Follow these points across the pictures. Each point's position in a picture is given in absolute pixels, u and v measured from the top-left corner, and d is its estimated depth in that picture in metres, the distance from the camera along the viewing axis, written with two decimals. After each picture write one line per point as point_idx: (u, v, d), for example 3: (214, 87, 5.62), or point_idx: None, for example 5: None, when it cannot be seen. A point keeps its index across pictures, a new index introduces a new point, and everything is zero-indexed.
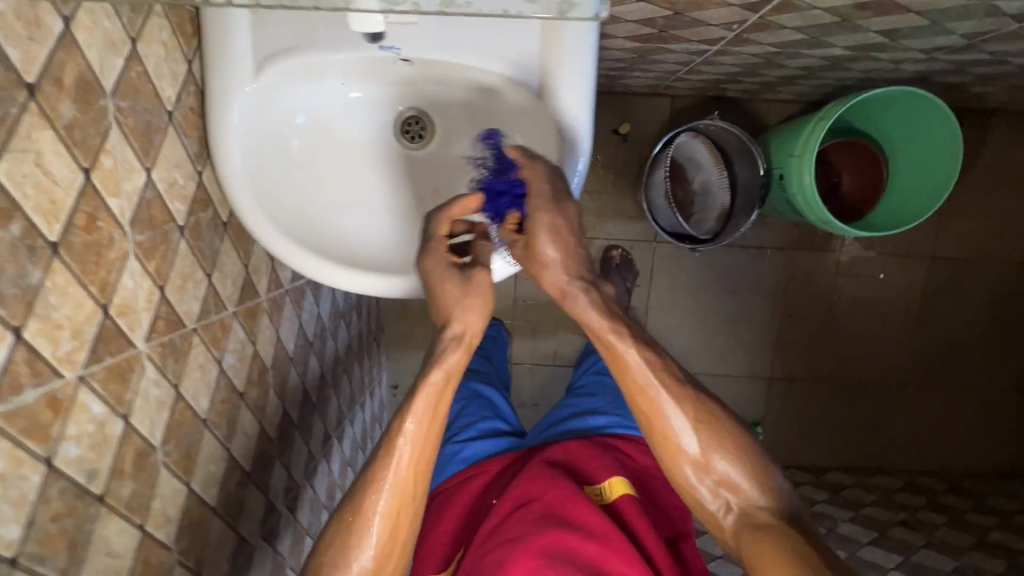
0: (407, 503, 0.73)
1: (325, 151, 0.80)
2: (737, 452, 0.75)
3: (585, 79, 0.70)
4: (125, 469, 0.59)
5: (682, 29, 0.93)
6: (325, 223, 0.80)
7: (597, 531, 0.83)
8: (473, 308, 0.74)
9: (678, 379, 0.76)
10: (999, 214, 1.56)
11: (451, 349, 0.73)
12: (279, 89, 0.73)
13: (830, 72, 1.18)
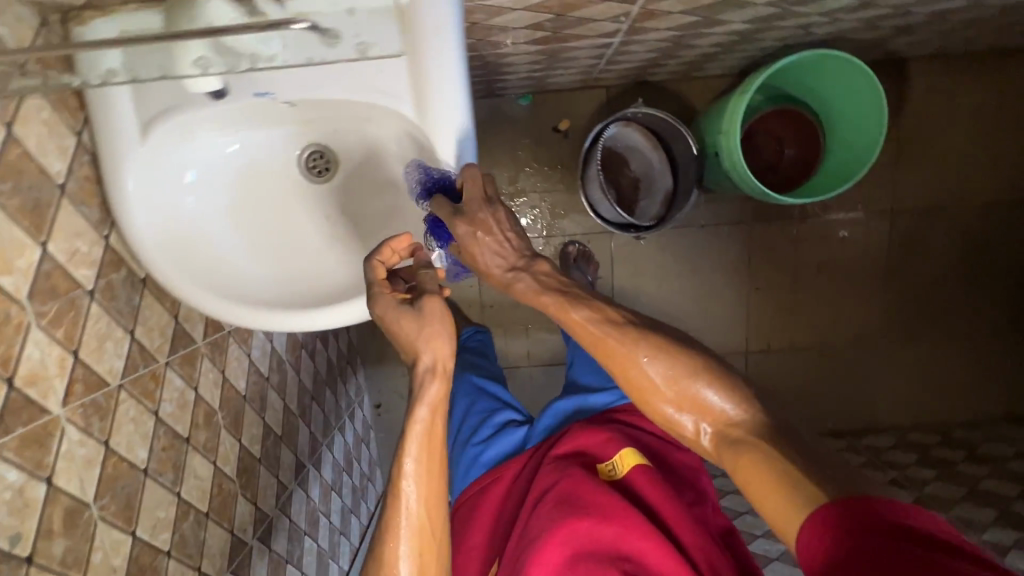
0: (426, 533, 0.77)
1: (237, 203, 0.84)
2: (712, 379, 0.68)
3: (454, 91, 0.72)
4: (55, 527, 0.63)
5: (575, 29, 0.95)
6: (251, 270, 0.83)
7: (614, 513, 0.81)
8: (436, 335, 0.73)
9: (624, 321, 0.73)
10: (947, 161, 1.56)
11: (427, 378, 0.73)
12: (171, 154, 0.76)
13: (745, 44, 1.18)
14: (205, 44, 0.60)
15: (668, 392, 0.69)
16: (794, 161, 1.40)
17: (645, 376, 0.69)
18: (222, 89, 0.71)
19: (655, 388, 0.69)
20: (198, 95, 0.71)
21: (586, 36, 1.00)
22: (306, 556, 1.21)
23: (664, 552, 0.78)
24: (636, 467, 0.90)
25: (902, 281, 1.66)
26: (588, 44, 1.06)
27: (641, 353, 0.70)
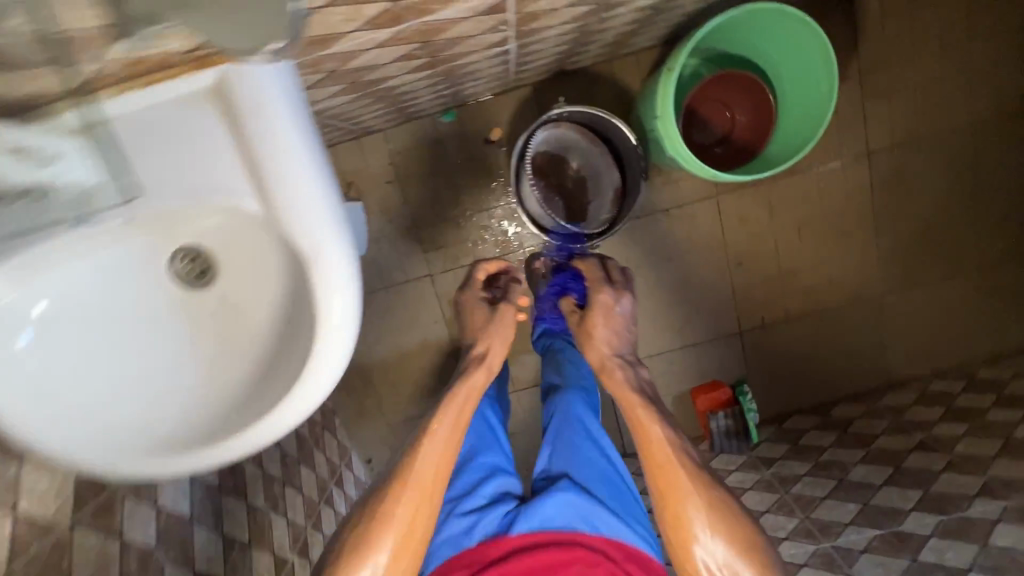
0: (406, 531, 0.84)
1: (110, 338, 0.74)
2: (730, 530, 0.84)
3: (300, 168, 0.63)
4: None
5: (454, 48, 0.83)
6: (144, 410, 0.75)
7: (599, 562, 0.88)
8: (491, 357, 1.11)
9: (697, 470, 0.88)
10: (917, 87, 1.43)
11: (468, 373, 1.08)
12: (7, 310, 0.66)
13: (661, 16, 1.05)
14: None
15: (712, 544, 0.83)
16: (750, 127, 1.27)
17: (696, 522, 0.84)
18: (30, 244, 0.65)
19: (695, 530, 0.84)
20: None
21: (472, 51, 0.88)
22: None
23: None
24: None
25: (893, 225, 1.52)
26: (480, 56, 0.94)
27: (699, 506, 0.85)
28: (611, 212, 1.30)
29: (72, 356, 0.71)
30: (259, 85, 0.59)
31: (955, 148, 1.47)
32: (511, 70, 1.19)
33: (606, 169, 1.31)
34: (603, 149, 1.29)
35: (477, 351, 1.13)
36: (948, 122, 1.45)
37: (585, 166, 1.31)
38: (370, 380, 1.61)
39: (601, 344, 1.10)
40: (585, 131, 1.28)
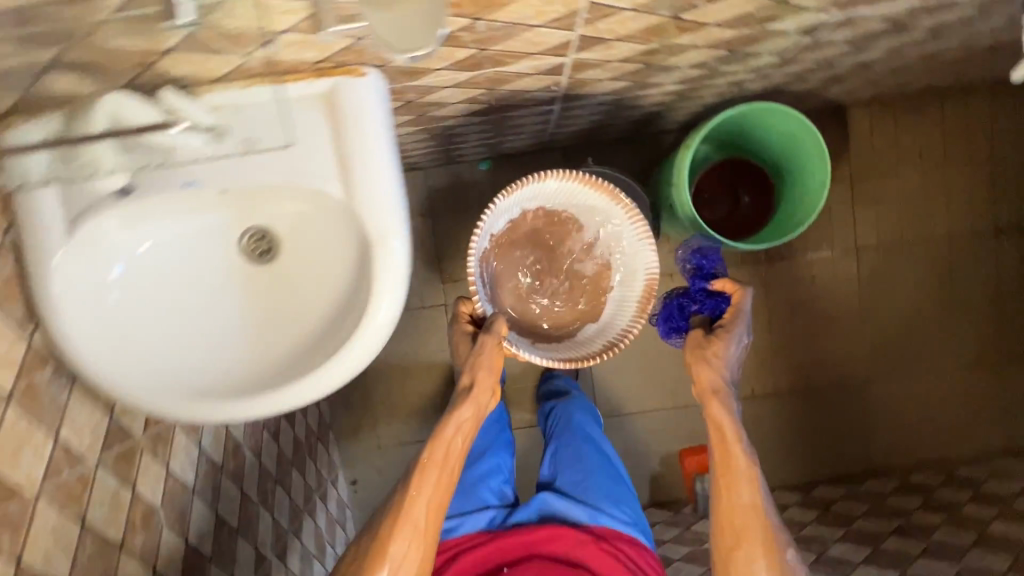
0: (435, 506, 0.94)
1: (167, 297, 0.80)
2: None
3: (381, 139, 0.73)
4: None
5: (511, 99, 0.98)
6: (204, 377, 0.79)
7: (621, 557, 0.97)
8: (485, 368, 1.01)
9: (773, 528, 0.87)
10: (905, 196, 1.60)
11: (466, 395, 1.02)
12: (89, 267, 0.73)
13: (686, 103, 1.21)
14: (111, 144, 0.63)
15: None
16: (750, 211, 1.42)
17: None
18: (195, 152, 0.69)
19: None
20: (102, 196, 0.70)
21: (522, 105, 1.02)
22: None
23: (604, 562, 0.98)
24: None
25: (878, 319, 1.64)
26: (527, 111, 1.08)
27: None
28: (637, 301, 1.10)
29: (160, 308, 0.79)
30: (362, 94, 0.72)
31: (939, 255, 1.62)
32: (548, 133, 1.31)
33: (635, 239, 1.09)
34: (626, 210, 1.07)
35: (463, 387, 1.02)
36: (931, 233, 1.62)
37: (603, 229, 1.12)
38: (368, 399, 1.67)
39: (716, 364, 0.97)
40: (599, 184, 1.05)
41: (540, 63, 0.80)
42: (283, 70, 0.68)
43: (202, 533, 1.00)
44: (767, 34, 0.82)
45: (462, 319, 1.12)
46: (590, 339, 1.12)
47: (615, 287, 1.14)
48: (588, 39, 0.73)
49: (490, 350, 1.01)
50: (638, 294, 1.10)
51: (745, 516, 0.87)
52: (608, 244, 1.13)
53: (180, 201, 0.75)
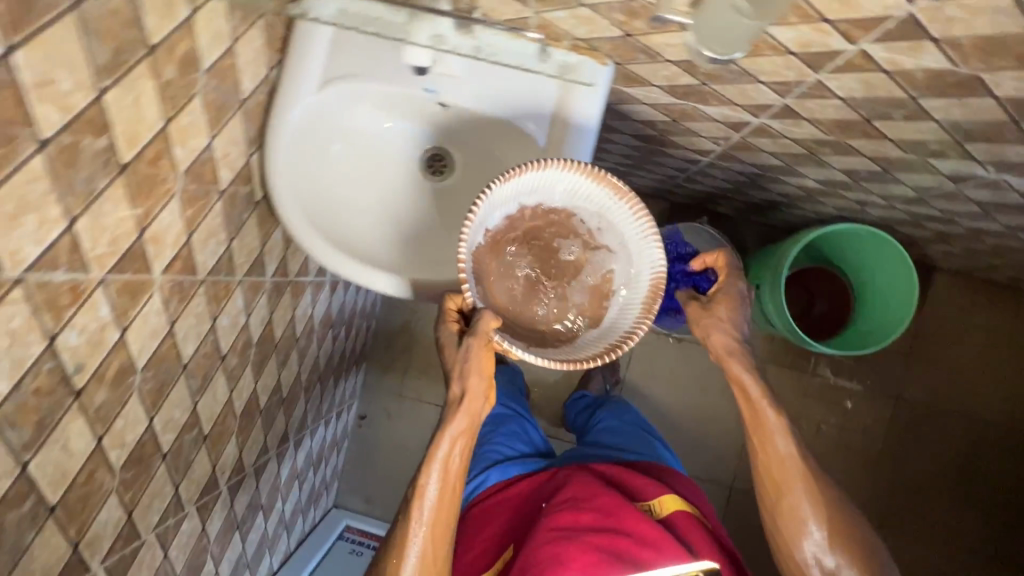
0: (441, 525, 0.94)
1: (364, 167, 0.97)
2: (824, 511, 0.94)
3: (591, 111, 0.83)
4: (106, 376, 0.65)
5: (678, 137, 1.10)
6: (355, 237, 0.94)
7: (647, 537, 0.91)
8: (476, 373, 0.86)
9: (810, 475, 0.95)
10: (958, 368, 1.67)
11: (457, 408, 0.91)
12: (334, 115, 0.91)
13: (808, 204, 1.32)
14: (447, 21, 0.74)
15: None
16: (824, 321, 1.47)
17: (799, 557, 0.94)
18: (449, 70, 0.83)
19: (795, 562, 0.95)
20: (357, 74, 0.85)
21: (681, 146, 1.15)
22: (229, 551, 1.09)
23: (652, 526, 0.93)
24: (677, 511, 1.02)
25: (893, 471, 1.68)
26: (679, 153, 1.21)
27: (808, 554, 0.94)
28: (641, 303, 0.84)
29: (355, 172, 0.96)
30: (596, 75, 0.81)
31: (972, 435, 1.67)
32: (676, 181, 1.42)
33: (633, 238, 0.84)
34: (629, 205, 0.82)
35: (455, 395, 0.90)
36: (971, 411, 1.67)
37: (602, 220, 0.85)
38: (408, 347, 1.75)
39: (725, 324, 0.97)
40: (598, 173, 0.81)
41: (732, 113, 0.92)
42: (549, 36, 0.79)
43: (265, 385, 1.07)
44: (925, 166, 0.93)
45: (448, 316, 0.89)
46: (591, 345, 0.84)
47: (617, 290, 0.86)
48: (791, 110, 0.84)
49: (476, 354, 0.83)
50: (640, 300, 0.84)
51: (786, 464, 0.95)
52: (614, 241, 0.86)
53: (411, 98, 0.90)
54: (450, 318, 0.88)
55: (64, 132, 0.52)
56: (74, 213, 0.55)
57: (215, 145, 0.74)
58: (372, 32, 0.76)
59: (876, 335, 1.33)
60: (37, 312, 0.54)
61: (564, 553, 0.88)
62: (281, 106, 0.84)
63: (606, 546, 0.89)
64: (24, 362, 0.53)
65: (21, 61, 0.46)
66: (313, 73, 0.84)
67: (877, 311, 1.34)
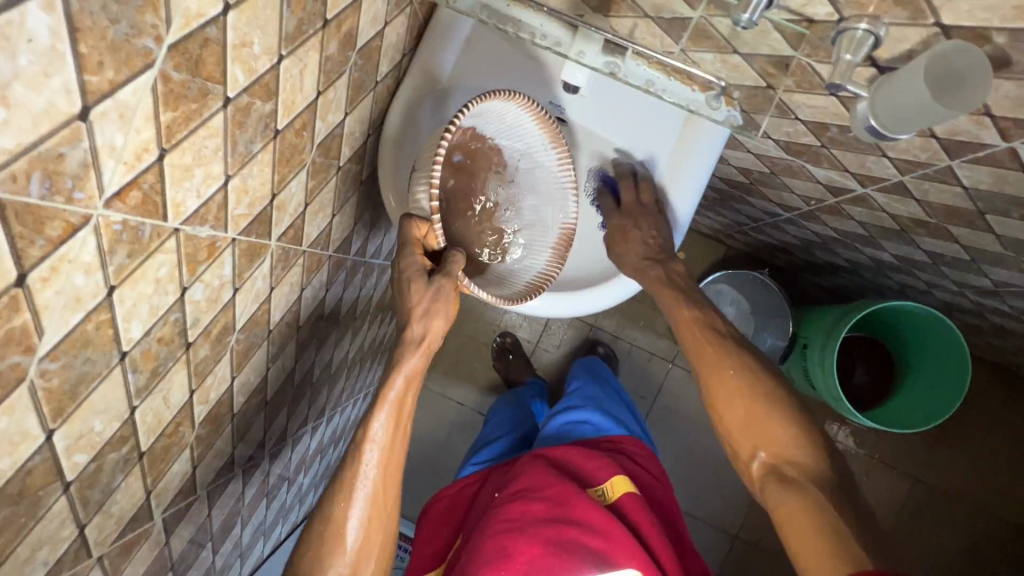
0: (391, 473, 0.78)
1: None
2: (771, 413, 0.80)
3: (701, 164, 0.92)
4: (211, 334, 0.65)
5: (769, 188, 1.11)
6: None
7: (599, 527, 0.88)
8: (441, 309, 0.77)
9: (732, 355, 0.86)
10: (985, 461, 1.63)
11: (411, 350, 0.77)
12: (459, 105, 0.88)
13: (872, 274, 1.33)
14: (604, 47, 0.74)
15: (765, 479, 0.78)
16: (863, 391, 1.47)
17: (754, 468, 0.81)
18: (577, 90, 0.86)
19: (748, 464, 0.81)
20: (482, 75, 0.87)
21: (769, 197, 1.15)
22: (254, 516, 1.08)
23: (603, 516, 0.90)
24: (626, 495, 0.99)
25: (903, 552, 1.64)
26: (762, 204, 1.21)
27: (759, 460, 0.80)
28: (552, 246, 0.93)
29: None
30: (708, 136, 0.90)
31: (987, 530, 1.62)
32: (743, 228, 1.44)
33: (556, 187, 0.92)
34: (559, 153, 0.89)
35: (413, 334, 0.76)
36: (991, 506, 1.63)
37: (524, 156, 0.90)
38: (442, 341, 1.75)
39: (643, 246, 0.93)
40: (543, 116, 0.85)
41: (839, 178, 0.92)
42: None
43: (322, 359, 1.07)
44: (1016, 264, 0.93)
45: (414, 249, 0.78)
46: (511, 279, 0.91)
47: (520, 231, 0.92)
48: (904, 187, 0.85)
49: (445, 292, 0.76)
50: (552, 242, 0.93)
51: (702, 352, 0.88)
52: (538, 188, 0.92)
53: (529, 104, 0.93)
54: (415, 247, 0.78)
55: (243, 93, 0.52)
56: (231, 173, 0.55)
57: (345, 122, 0.74)
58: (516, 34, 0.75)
59: (929, 416, 1.31)
60: (180, 263, 0.54)
61: (513, 545, 0.86)
62: (404, 95, 0.85)
63: (558, 537, 0.86)
64: (157, 311, 0.53)
65: (231, 21, 0.47)
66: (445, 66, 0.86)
67: (932, 396, 1.32)
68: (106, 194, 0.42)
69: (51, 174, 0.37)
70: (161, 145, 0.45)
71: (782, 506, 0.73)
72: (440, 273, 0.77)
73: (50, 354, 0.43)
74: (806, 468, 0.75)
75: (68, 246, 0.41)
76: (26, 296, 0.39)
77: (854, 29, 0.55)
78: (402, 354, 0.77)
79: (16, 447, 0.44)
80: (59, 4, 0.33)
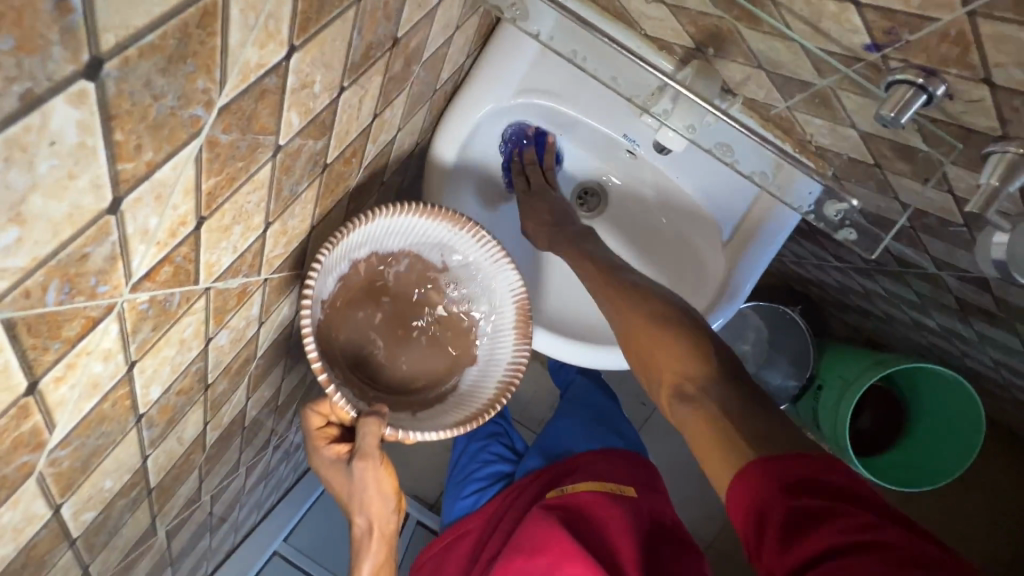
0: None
1: (528, 175, 0.85)
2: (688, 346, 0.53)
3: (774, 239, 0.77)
4: (232, 369, 0.59)
5: (826, 240, 1.04)
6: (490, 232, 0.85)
7: (540, 542, 0.67)
8: (375, 498, 0.61)
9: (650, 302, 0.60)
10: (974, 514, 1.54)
11: (365, 543, 0.64)
12: (523, 115, 0.79)
13: (906, 328, 1.29)
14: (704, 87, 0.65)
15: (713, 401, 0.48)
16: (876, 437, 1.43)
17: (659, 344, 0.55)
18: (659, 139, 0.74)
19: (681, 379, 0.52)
20: (551, 88, 0.76)
21: (821, 244, 1.08)
22: (251, 496, 1.08)
23: (545, 526, 0.69)
24: (586, 491, 0.76)
25: None
26: (812, 247, 1.14)
27: (682, 345, 0.54)
28: (513, 331, 0.72)
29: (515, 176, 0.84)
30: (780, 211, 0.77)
31: None
32: (782, 259, 1.38)
33: (485, 267, 0.72)
34: (469, 231, 0.69)
35: (359, 526, 0.63)
36: None
37: (442, 252, 0.72)
38: None
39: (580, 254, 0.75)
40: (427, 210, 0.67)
41: (914, 255, 0.86)
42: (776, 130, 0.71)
43: None
44: None
45: (323, 438, 0.64)
46: (476, 391, 0.71)
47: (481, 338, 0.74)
48: (986, 283, 0.78)
49: (372, 478, 0.60)
50: (511, 327, 0.72)
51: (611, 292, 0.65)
52: (475, 283, 0.73)
53: (591, 134, 0.80)
54: (320, 439, 0.63)
55: (296, 137, 0.44)
56: (271, 219, 0.48)
57: (394, 138, 0.65)
58: (614, 81, 0.72)
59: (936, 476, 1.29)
60: (208, 318, 0.47)
61: None
62: (459, 107, 0.76)
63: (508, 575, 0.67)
64: (178, 368, 0.48)
65: (295, 64, 0.38)
66: (514, 76, 0.75)
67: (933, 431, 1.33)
68: (135, 279, 0.35)
69: (72, 278, 0.30)
70: (200, 213, 0.38)
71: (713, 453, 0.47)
72: (355, 458, 0.60)
73: (62, 442, 0.38)
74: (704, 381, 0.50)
75: (88, 340, 0.35)
76: (38, 401, 0.33)
77: (1010, 151, 0.47)
78: (359, 544, 0.65)
79: (20, 532, 0.39)
80: (93, 93, 0.25)
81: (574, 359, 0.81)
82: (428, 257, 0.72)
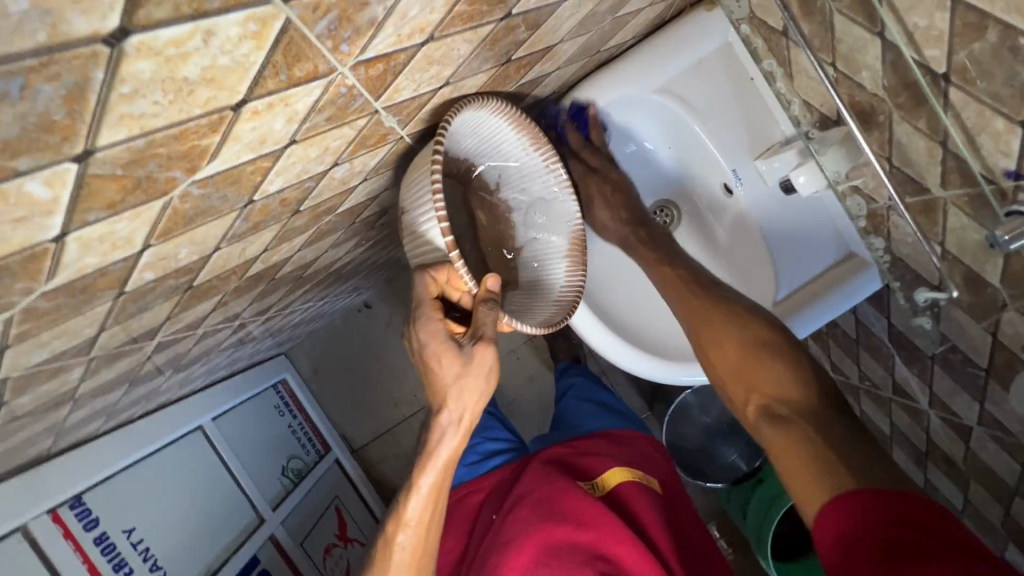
0: (421, 552, 0.66)
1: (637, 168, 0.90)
2: (795, 375, 0.65)
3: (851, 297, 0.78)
4: (319, 209, 0.58)
5: (837, 344, 1.11)
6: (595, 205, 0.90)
7: (589, 517, 0.71)
8: (479, 381, 0.60)
9: (774, 343, 0.69)
10: None
11: (450, 433, 0.61)
12: (653, 112, 0.84)
13: None
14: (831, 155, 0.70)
15: (799, 412, 0.61)
16: None
17: (775, 362, 0.66)
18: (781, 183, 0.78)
19: (772, 400, 0.64)
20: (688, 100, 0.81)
21: (828, 347, 1.15)
22: (217, 356, 1.04)
23: (594, 506, 0.72)
24: (624, 480, 0.81)
25: None
26: (816, 348, 1.22)
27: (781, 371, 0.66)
28: (569, 256, 0.73)
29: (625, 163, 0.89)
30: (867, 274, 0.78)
31: None
32: None
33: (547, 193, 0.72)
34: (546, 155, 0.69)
35: (448, 419, 0.60)
36: None
37: (508, 172, 0.71)
38: None
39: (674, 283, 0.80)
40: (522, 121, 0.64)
41: (915, 386, 0.92)
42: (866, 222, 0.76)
43: (362, 257, 1.00)
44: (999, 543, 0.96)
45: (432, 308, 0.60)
46: (533, 308, 0.71)
47: (531, 259, 0.75)
48: (968, 432, 0.85)
49: (489, 361, 0.59)
50: (566, 250, 0.73)
51: (708, 320, 0.74)
52: (531, 207, 0.73)
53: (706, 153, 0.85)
54: (434, 308, 0.60)
55: (523, 14, 0.45)
56: (450, 79, 0.49)
57: (549, 74, 0.68)
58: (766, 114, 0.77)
59: None
60: (354, 140, 0.47)
61: (501, 564, 0.68)
62: (605, 78, 0.79)
63: (550, 541, 0.69)
64: (302, 175, 0.47)
65: None
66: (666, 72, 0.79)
67: None
68: (361, 58, 0.35)
69: (344, 17, 0.31)
70: (435, 31, 0.38)
71: (771, 442, 0.61)
72: (479, 338, 0.59)
73: (203, 180, 0.37)
74: (798, 405, 0.62)
75: (297, 91, 0.34)
76: (232, 121, 0.32)
77: None
78: (440, 435, 0.62)
79: (113, 250, 0.38)
80: None
81: (607, 352, 0.84)
82: (490, 177, 0.72)
